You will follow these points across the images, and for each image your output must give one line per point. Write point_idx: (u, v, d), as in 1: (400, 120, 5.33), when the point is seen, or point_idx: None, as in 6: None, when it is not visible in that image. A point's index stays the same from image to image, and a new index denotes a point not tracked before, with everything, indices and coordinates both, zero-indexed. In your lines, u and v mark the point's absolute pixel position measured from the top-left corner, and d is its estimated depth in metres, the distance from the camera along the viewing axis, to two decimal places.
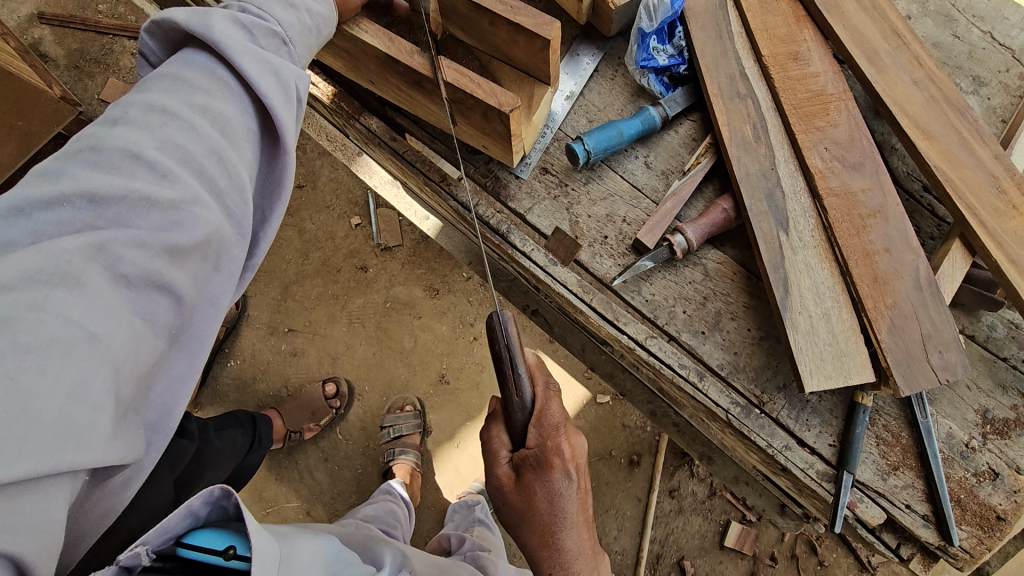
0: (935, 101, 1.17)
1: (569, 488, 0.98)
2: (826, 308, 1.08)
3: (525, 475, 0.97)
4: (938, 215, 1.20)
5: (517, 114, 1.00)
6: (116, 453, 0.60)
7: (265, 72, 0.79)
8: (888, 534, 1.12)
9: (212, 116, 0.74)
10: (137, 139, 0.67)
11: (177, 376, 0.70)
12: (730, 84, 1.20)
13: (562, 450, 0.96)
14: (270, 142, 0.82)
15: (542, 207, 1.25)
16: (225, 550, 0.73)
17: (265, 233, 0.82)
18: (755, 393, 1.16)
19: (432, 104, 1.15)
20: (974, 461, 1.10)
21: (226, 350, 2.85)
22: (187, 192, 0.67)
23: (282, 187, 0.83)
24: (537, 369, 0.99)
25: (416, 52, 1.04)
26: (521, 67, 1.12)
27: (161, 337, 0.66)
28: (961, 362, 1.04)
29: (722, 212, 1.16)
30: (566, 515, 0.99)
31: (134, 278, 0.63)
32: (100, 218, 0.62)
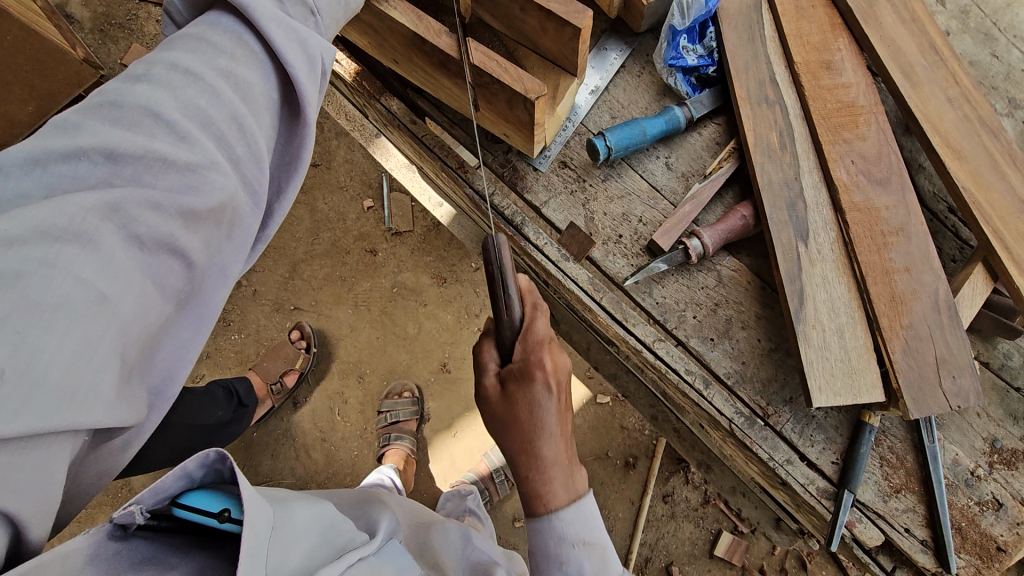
0: (968, 120, 1.14)
1: (555, 408, 0.91)
2: (841, 323, 1.06)
3: (511, 417, 0.91)
4: (961, 237, 1.18)
5: (541, 102, 0.99)
6: (119, 415, 0.59)
7: (291, 40, 0.78)
8: (884, 557, 1.11)
9: (234, 82, 0.73)
10: (158, 99, 0.66)
11: (183, 340, 0.70)
12: (759, 89, 1.18)
13: (548, 366, 0.91)
14: (291, 114, 0.81)
15: (558, 201, 1.23)
16: (220, 512, 0.70)
17: (280, 205, 0.82)
18: (761, 404, 1.14)
19: (456, 88, 1.14)
20: (979, 490, 1.09)
21: (231, 323, 2.86)
22: (203, 156, 0.66)
23: (299, 161, 0.82)
24: (526, 317, 0.97)
25: (444, 33, 1.02)
26: (548, 56, 1.10)
27: (169, 302, 0.65)
28: (974, 389, 1.02)
29: (741, 219, 1.15)
30: (545, 407, 0.90)
31: (147, 240, 0.62)
32: (116, 176, 0.62)
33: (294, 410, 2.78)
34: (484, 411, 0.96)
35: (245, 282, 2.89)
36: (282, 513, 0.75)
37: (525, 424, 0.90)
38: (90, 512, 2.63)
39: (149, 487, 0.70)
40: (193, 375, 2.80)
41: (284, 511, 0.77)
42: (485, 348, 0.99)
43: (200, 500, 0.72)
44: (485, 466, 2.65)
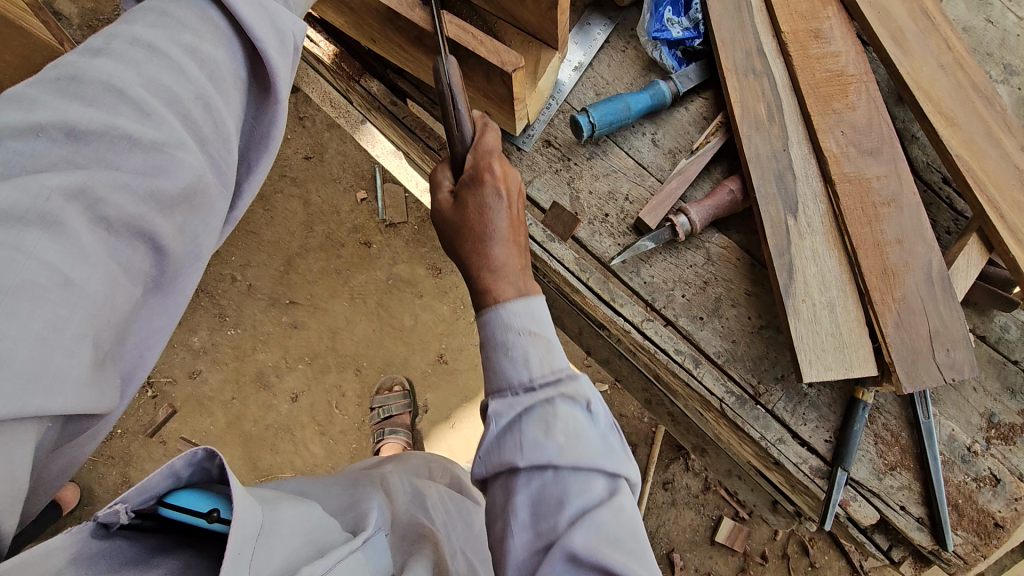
0: (961, 87, 1.10)
1: (507, 211, 0.85)
2: (831, 297, 1.03)
3: (502, 403, 0.95)
4: (956, 208, 1.15)
5: (519, 75, 0.96)
6: (89, 400, 0.57)
7: (259, 15, 0.75)
8: (880, 535, 1.09)
9: (201, 58, 0.69)
10: (120, 75, 0.63)
11: (156, 323, 0.67)
12: (746, 59, 1.15)
13: None
14: (260, 91, 0.78)
15: (543, 180, 1.21)
16: (209, 512, 0.67)
17: (251, 185, 0.79)
18: (752, 383, 1.12)
19: (435, 65, 1.11)
20: (976, 465, 1.06)
21: (227, 318, 2.85)
22: (171, 135, 0.63)
23: (270, 140, 0.80)
24: None
25: (418, 7, 0.99)
26: (528, 29, 1.07)
27: (138, 285, 0.62)
28: (969, 362, 0.99)
29: (729, 194, 1.12)
30: (495, 213, 0.84)
31: (114, 221, 0.59)
32: (78, 154, 0.59)
33: (291, 404, 2.77)
34: (475, 407, 1.01)
35: (240, 277, 2.88)
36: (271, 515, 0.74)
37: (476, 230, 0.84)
38: (90, 509, 2.64)
39: (134, 486, 0.65)
40: (190, 371, 2.80)
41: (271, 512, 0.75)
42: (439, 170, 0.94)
43: (185, 500, 0.68)
44: None
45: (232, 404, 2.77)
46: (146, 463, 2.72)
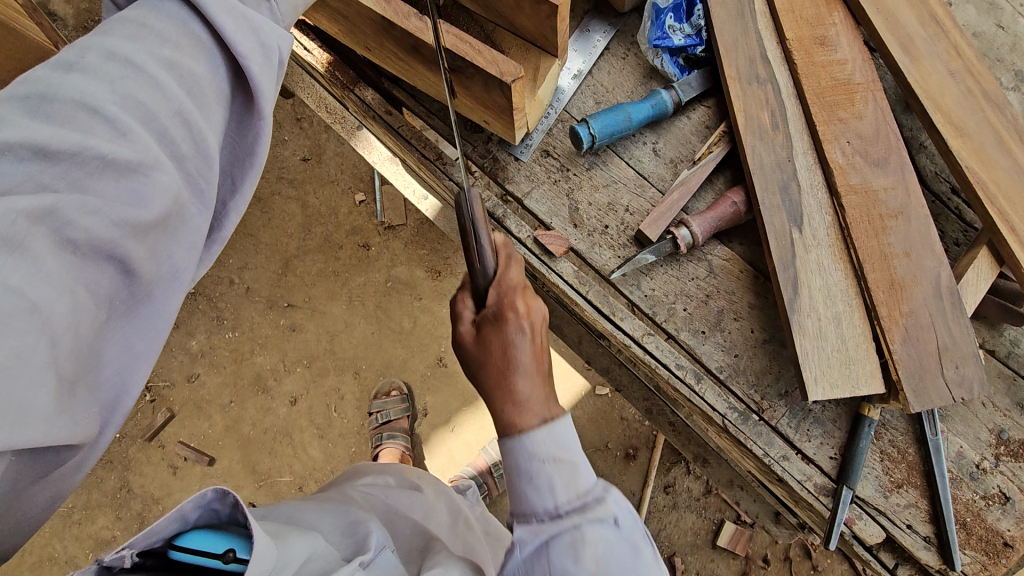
0: (971, 95, 1.07)
1: (531, 344, 0.81)
2: (838, 312, 1.00)
3: (482, 359, 0.82)
4: (965, 219, 1.12)
5: (519, 85, 0.93)
6: (60, 432, 0.54)
7: (243, 29, 0.71)
8: (886, 554, 1.07)
9: (180, 73, 0.66)
10: (94, 91, 0.60)
11: (137, 350, 0.63)
12: (750, 67, 1.12)
13: (521, 308, 0.83)
14: (245, 105, 0.74)
15: (541, 191, 1.18)
16: (225, 552, 0.68)
17: (236, 203, 0.76)
18: (755, 398, 1.10)
19: (431, 73, 1.08)
20: (985, 483, 1.04)
21: (225, 322, 2.83)
22: (146, 152, 0.60)
23: (255, 156, 0.76)
24: (500, 260, 0.90)
25: (413, 15, 0.96)
26: (527, 36, 1.05)
27: (105, 308, 0.59)
28: (979, 380, 0.97)
29: (732, 206, 1.09)
30: (518, 347, 0.80)
31: (81, 244, 0.56)
32: (46, 174, 0.56)
33: (290, 407, 2.75)
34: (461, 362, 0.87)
35: (238, 280, 2.86)
36: (281, 545, 0.75)
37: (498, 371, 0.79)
38: (89, 513, 2.63)
39: (143, 530, 0.67)
40: (188, 375, 2.78)
41: (284, 541, 0.77)
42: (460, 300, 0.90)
43: (203, 540, 0.71)
44: (484, 461, 2.60)
45: (230, 407, 2.75)
46: (144, 468, 2.70)
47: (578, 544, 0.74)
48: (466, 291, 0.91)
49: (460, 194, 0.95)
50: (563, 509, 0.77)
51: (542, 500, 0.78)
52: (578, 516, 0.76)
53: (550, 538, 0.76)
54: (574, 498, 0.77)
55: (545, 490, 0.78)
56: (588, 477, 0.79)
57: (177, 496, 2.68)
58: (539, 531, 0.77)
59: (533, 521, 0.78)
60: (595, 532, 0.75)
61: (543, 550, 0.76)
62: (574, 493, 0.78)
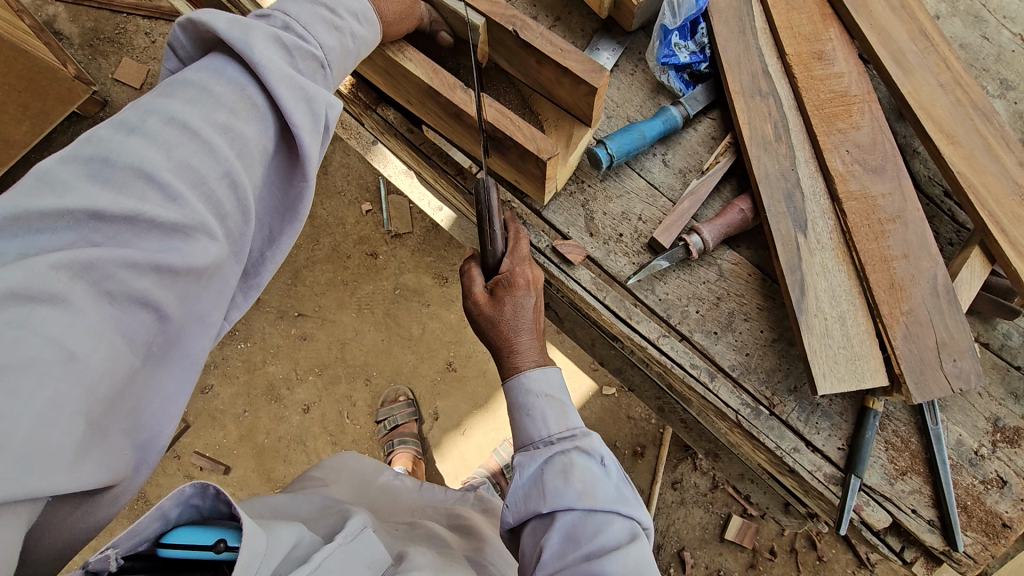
0: (960, 104, 1.14)
1: (536, 309, 1.07)
2: (842, 312, 1.07)
3: (495, 318, 1.05)
4: (958, 220, 1.19)
5: (554, 162, 1.02)
6: (82, 475, 0.61)
7: (298, 100, 0.80)
8: (892, 537, 1.14)
9: (232, 137, 0.74)
10: (150, 158, 0.68)
11: (167, 395, 0.72)
12: (752, 81, 1.18)
13: (529, 277, 1.06)
14: (293, 165, 0.83)
15: (558, 203, 1.25)
16: (216, 544, 0.76)
17: (272, 255, 0.85)
18: (766, 394, 1.16)
19: (469, 136, 1.16)
20: (983, 468, 1.11)
21: (237, 332, 2.88)
22: (191, 215, 0.68)
23: (297, 213, 0.85)
24: (510, 244, 1.09)
25: (458, 87, 1.07)
26: (562, 104, 1.16)
27: (139, 356, 0.67)
28: (976, 371, 1.03)
29: (740, 213, 1.16)
30: (524, 307, 1.05)
31: (116, 296, 0.64)
32: (95, 235, 0.64)
33: (303, 415, 2.80)
34: (467, 313, 1.10)
35: None
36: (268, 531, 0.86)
37: (509, 326, 1.05)
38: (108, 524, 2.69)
39: (126, 531, 0.73)
40: (202, 386, 2.83)
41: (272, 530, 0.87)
42: (471, 272, 1.12)
43: (185, 534, 0.78)
44: (496, 462, 2.67)
45: (244, 417, 2.80)
46: (161, 478, 2.75)
47: (567, 468, 0.93)
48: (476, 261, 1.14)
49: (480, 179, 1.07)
50: (555, 437, 0.99)
51: (537, 429, 1.00)
52: (567, 443, 0.96)
53: (545, 459, 0.96)
54: (564, 429, 0.99)
55: (539, 421, 1.00)
56: (574, 416, 1.01)
57: None
58: (534, 456, 0.97)
59: (531, 447, 0.98)
60: (582, 461, 0.94)
61: (539, 472, 0.95)
62: (563, 425, 1.00)
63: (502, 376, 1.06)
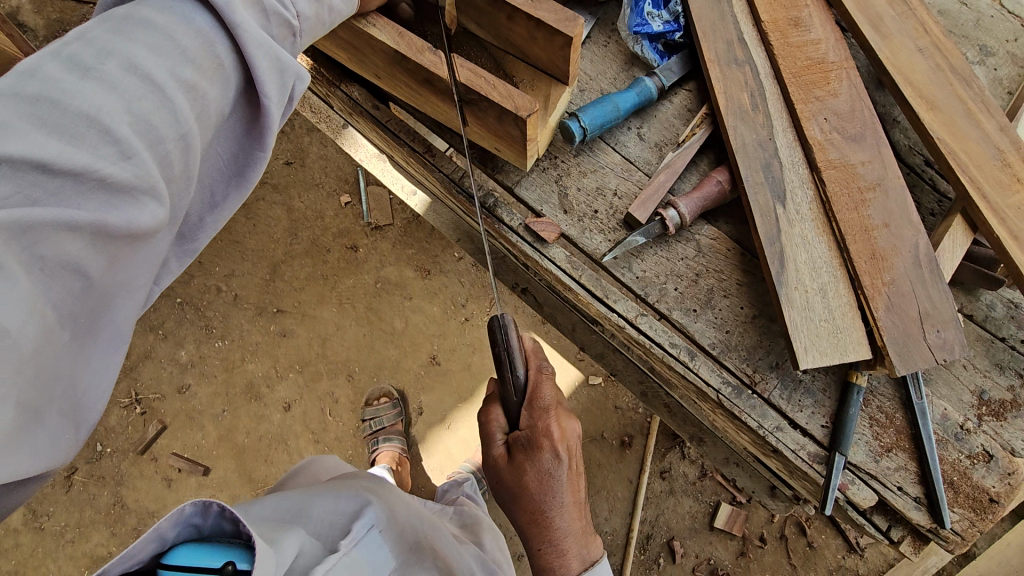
0: (940, 70, 1.11)
1: (565, 470, 1.04)
2: (823, 284, 1.03)
3: (522, 487, 1.05)
4: (939, 189, 1.16)
5: (533, 119, 0.97)
6: (9, 460, 0.57)
7: (272, 68, 0.73)
8: (879, 516, 1.11)
9: (194, 97, 0.66)
10: (106, 107, 0.59)
11: (95, 366, 0.66)
12: (728, 50, 1.14)
13: (556, 436, 1.01)
14: (251, 131, 0.76)
15: (530, 180, 1.20)
16: (222, 565, 0.70)
17: (211, 221, 0.78)
18: (747, 372, 1.12)
19: (442, 103, 1.11)
20: (969, 443, 1.08)
21: (215, 330, 2.81)
22: (146, 180, 0.61)
23: (245, 181, 0.79)
24: (531, 382, 1.03)
25: (427, 50, 1.00)
26: (537, 65, 1.10)
27: (65, 330, 0.61)
28: (959, 341, 1.00)
29: (717, 185, 1.12)
30: (556, 471, 1.03)
31: (48, 261, 0.57)
32: (36, 190, 0.56)
33: (284, 413, 2.74)
34: (489, 472, 1.10)
35: (225, 287, 2.84)
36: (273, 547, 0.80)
37: (537, 496, 1.04)
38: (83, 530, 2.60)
39: (120, 554, 0.68)
40: (179, 386, 2.76)
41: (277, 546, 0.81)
42: (493, 415, 1.09)
43: (188, 555, 0.72)
44: (482, 456, 2.62)
45: (223, 417, 2.73)
46: (138, 481, 2.68)
47: None
48: (496, 403, 1.11)
49: (494, 318, 1.03)
50: None
51: None
52: None
53: None
54: None
55: None
56: None
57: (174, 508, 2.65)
58: None
59: None
60: None
61: None
62: None
63: (529, 527, 1.09)
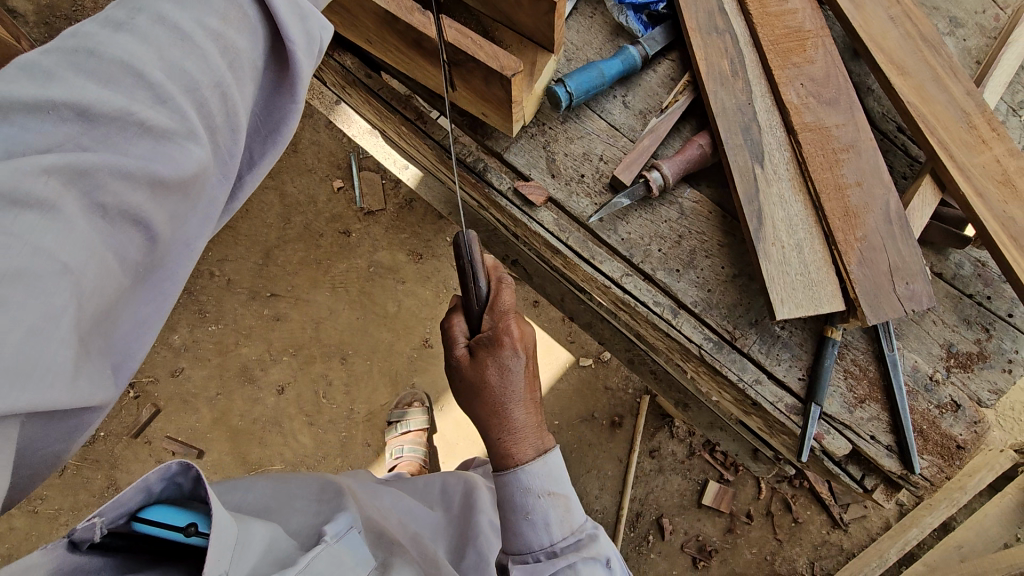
0: (910, 37, 1.16)
1: (524, 368, 1.08)
2: (799, 240, 1.08)
3: (480, 381, 1.07)
4: (911, 154, 1.21)
5: (518, 78, 1.01)
6: (81, 395, 0.57)
7: (294, 15, 0.72)
8: (853, 466, 1.17)
9: (223, 47, 0.66)
10: (141, 55, 0.60)
11: (141, 316, 0.66)
12: (708, 18, 1.19)
13: (515, 334, 1.05)
14: (280, 82, 0.74)
15: (520, 145, 1.24)
16: (186, 526, 0.74)
17: (251, 178, 0.77)
18: (728, 328, 1.17)
19: (433, 66, 1.15)
20: (938, 394, 1.14)
21: (209, 314, 2.83)
22: (182, 123, 0.61)
23: (278, 135, 0.77)
24: (493, 291, 1.10)
25: (416, 11, 1.05)
26: (524, 33, 1.15)
27: (128, 275, 0.61)
28: (927, 293, 1.05)
29: (699, 148, 1.16)
30: (514, 369, 1.06)
31: (110, 206, 0.57)
32: (85, 136, 0.57)
33: (278, 396, 2.76)
34: (454, 376, 1.11)
35: (218, 272, 2.86)
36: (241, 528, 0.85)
37: (497, 393, 1.07)
38: (79, 512, 2.62)
39: (111, 500, 0.72)
40: (173, 369, 2.77)
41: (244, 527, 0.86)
42: (456, 322, 1.13)
43: (164, 514, 0.75)
44: None
45: (218, 400, 2.75)
46: (133, 464, 2.69)
47: None
48: (460, 314, 1.14)
49: (460, 233, 1.10)
50: (559, 547, 1.10)
51: (541, 537, 1.11)
52: (573, 555, 1.09)
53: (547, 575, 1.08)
54: (569, 534, 1.12)
55: (543, 526, 1.11)
56: (579, 520, 1.14)
57: None
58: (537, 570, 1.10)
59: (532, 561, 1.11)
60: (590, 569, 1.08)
61: None
62: (568, 531, 1.12)
63: (496, 467, 1.11)
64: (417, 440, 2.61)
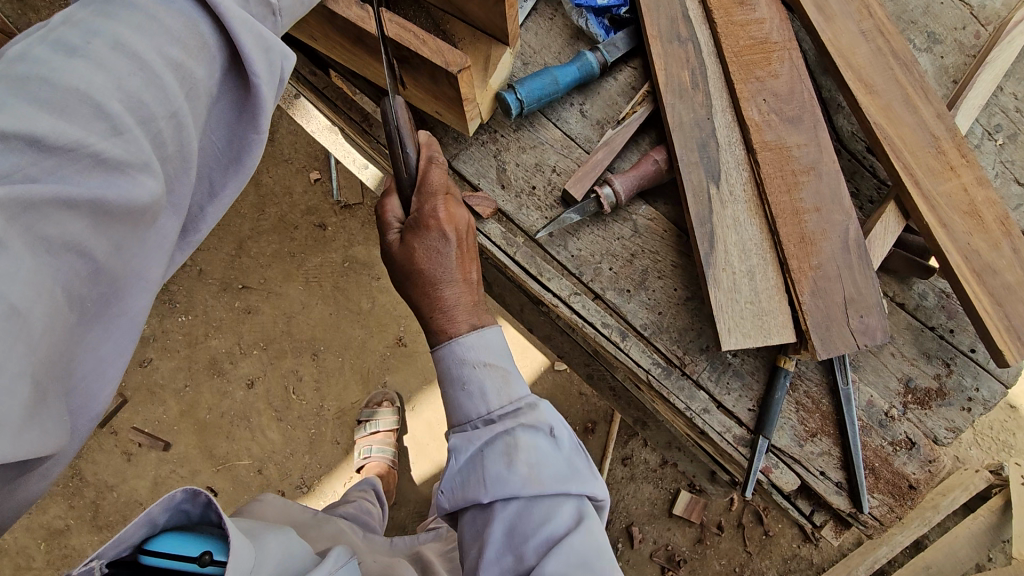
0: (881, 54, 1.09)
1: (483, 367, 0.95)
2: (752, 265, 1.02)
3: (436, 383, 0.95)
4: (878, 176, 1.15)
5: (466, 76, 0.94)
6: (29, 445, 0.55)
7: (258, 47, 0.70)
8: (803, 501, 1.11)
9: (182, 76, 0.64)
10: (97, 85, 0.58)
11: (101, 353, 0.64)
12: (671, 25, 1.12)
13: (469, 330, 0.94)
14: (242, 114, 0.72)
15: (469, 153, 1.18)
16: (199, 555, 0.75)
17: (213, 210, 0.75)
18: (677, 354, 1.12)
19: (378, 64, 1.08)
20: (893, 430, 1.09)
21: (179, 304, 2.76)
22: (139, 155, 0.59)
23: (242, 166, 0.74)
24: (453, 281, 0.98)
25: (355, 5, 0.97)
26: (476, 24, 1.07)
27: (75, 311, 0.59)
28: (882, 328, 1.00)
29: (653, 163, 1.10)
30: (471, 367, 0.94)
31: (52, 241, 0.55)
32: (35, 168, 0.54)
33: (247, 390, 2.71)
34: None
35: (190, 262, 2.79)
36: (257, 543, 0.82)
37: (454, 393, 0.94)
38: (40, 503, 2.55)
39: (111, 539, 0.73)
40: (141, 359, 2.71)
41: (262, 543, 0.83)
42: (389, 205, 1.04)
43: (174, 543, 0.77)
44: None
45: (185, 391, 2.69)
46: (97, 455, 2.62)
47: None
48: (420, 308, 1.03)
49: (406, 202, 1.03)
50: None
51: None
52: None
53: None
54: None
55: None
56: None
57: (133, 483, 2.61)
58: None
59: None
60: None
61: None
62: None
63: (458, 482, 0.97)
64: (386, 440, 2.56)
